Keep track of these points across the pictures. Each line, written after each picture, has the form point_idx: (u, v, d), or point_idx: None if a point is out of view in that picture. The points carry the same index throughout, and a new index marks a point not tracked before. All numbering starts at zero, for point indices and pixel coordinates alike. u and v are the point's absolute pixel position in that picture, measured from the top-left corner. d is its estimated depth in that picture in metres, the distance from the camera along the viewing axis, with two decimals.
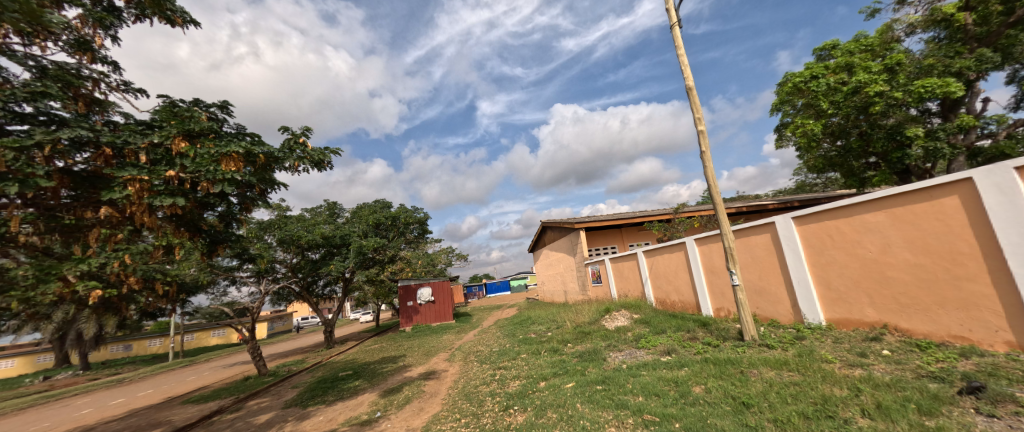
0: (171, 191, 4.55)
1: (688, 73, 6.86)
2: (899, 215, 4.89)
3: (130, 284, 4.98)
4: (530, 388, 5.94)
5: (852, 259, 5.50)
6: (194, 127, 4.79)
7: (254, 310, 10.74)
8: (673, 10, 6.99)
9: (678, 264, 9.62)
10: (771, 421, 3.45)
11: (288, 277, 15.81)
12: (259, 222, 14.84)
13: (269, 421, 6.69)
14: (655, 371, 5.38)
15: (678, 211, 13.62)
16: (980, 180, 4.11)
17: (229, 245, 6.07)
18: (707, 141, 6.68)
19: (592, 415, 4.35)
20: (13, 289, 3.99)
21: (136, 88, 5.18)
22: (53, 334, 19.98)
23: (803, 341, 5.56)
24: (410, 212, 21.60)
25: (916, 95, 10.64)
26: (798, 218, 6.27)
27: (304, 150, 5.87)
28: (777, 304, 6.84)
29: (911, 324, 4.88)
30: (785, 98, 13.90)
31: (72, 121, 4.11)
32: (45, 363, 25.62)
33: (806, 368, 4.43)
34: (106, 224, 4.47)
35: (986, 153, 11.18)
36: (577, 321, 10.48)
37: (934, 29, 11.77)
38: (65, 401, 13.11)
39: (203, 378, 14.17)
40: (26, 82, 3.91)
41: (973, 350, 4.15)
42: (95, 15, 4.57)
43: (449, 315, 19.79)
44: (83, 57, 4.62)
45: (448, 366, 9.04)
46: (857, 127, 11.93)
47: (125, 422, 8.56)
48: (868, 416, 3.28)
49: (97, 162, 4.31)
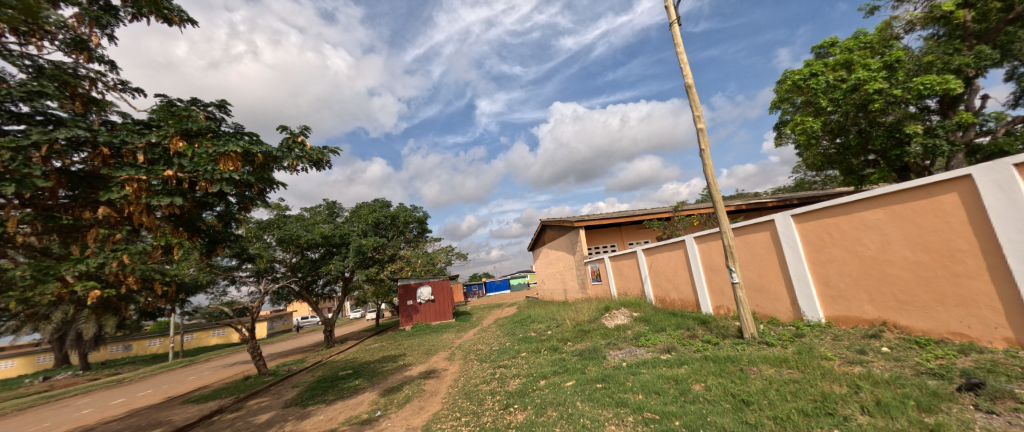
0: (169, 190, 4.53)
1: (688, 71, 6.85)
2: (898, 213, 4.89)
3: (129, 284, 4.99)
4: (530, 386, 5.95)
5: (851, 256, 5.50)
6: (192, 126, 4.77)
7: (254, 309, 10.72)
8: (673, 8, 6.98)
9: (678, 262, 9.62)
10: (771, 418, 3.45)
11: (288, 276, 15.80)
12: (258, 221, 14.82)
13: (269, 421, 6.69)
14: (655, 369, 5.38)
15: (677, 210, 13.62)
16: (979, 177, 4.11)
17: (228, 245, 6.07)
18: (707, 139, 6.67)
19: (593, 413, 4.36)
20: (11, 289, 3.95)
21: (133, 87, 5.15)
22: (52, 334, 19.96)
23: (803, 339, 5.57)
24: (410, 211, 21.58)
25: (916, 92, 10.62)
26: (797, 216, 6.28)
27: (303, 149, 5.85)
28: (777, 301, 6.85)
29: (910, 321, 4.88)
30: (784, 96, 13.91)
31: (69, 121, 4.09)
32: (45, 364, 25.57)
33: (806, 366, 4.43)
34: (104, 224, 4.45)
35: (984, 150, 11.18)
36: (577, 320, 10.49)
37: (933, 26, 11.75)
38: (66, 401, 13.12)
39: (203, 378, 14.19)
40: (22, 82, 3.89)
41: (973, 347, 4.16)
42: (92, 14, 4.54)
43: (449, 314, 19.81)
44: (79, 57, 4.60)
45: (448, 365, 9.06)
46: (856, 125, 11.90)
47: (125, 422, 8.55)
48: (868, 413, 3.29)
49: (94, 162, 4.29)
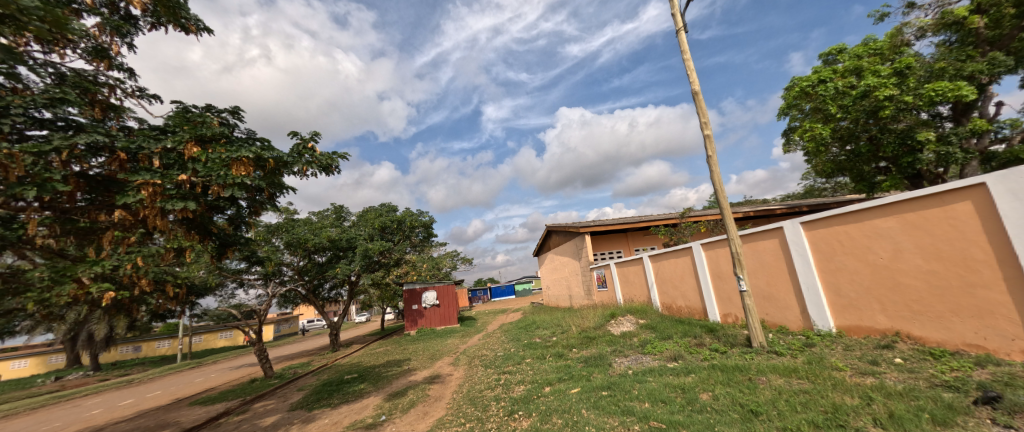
0: (183, 195, 4.64)
1: (694, 78, 6.85)
2: (909, 221, 4.83)
3: (141, 285, 5.11)
4: (535, 393, 5.91)
5: (863, 265, 5.42)
6: (206, 132, 4.89)
7: (262, 312, 10.78)
8: (679, 15, 7.00)
9: (684, 269, 9.58)
10: (781, 429, 3.41)
11: (294, 280, 15.94)
12: (267, 225, 15.01)
13: (275, 423, 6.71)
14: (661, 377, 5.33)
15: (684, 216, 13.62)
16: (993, 185, 4.06)
17: (238, 248, 6.16)
18: (713, 145, 6.66)
19: (598, 421, 4.33)
20: (29, 290, 4.08)
21: (150, 94, 5.28)
22: (64, 334, 20.24)
23: (813, 349, 5.50)
24: (417, 216, 21.66)
25: (927, 98, 10.46)
26: (806, 223, 6.20)
27: (313, 154, 5.94)
28: (786, 310, 6.75)
29: (923, 332, 4.80)
30: (792, 103, 13.84)
31: (88, 126, 4.15)
32: (57, 363, 26.01)
33: (816, 376, 4.37)
34: (119, 227, 4.55)
35: (1000, 158, 10.93)
36: (582, 326, 10.45)
37: (945, 33, 11.64)
38: (75, 402, 13.18)
39: (211, 379, 14.39)
40: (45, 88, 3.99)
41: (989, 359, 4.06)
42: (113, 23, 4.68)
43: (454, 318, 19.75)
44: (100, 65, 4.74)
45: (453, 370, 9.02)
46: (866, 132, 11.74)
47: (133, 423, 8.56)
48: (881, 425, 3.24)
49: (112, 166, 4.37)
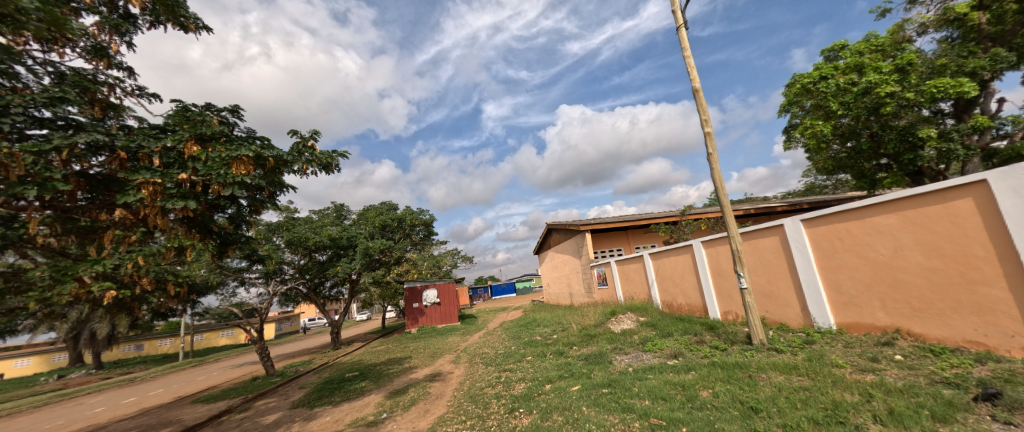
0: (183, 194, 4.64)
1: (694, 75, 6.83)
2: (910, 218, 4.82)
3: (142, 284, 5.12)
4: (536, 390, 5.93)
5: (863, 262, 5.41)
6: (205, 131, 4.90)
7: (263, 311, 10.79)
8: (679, 12, 6.98)
9: (684, 266, 9.59)
10: (781, 426, 3.41)
11: (295, 278, 16.00)
12: (267, 224, 15.04)
13: (278, 421, 6.73)
14: (661, 375, 5.34)
15: (685, 214, 13.63)
16: (995, 182, 4.04)
17: (238, 247, 6.16)
18: (713, 142, 6.65)
19: (599, 418, 4.35)
20: (31, 289, 4.09)
21: (150, 93, 5.28)
22: (67, 333, 20.32)
23: (813, 346, 5.51)
24: (417, 214, 21.66)
25: (928, 95, 10.45)
26: (807, 221, 6.20)
27: (312, 153, 5.94)
28: (787, 308, 6.76)
29: (924, 328, 4.80)
30: (792, 100, 13.80)
31: (88, 125, 4.15)
32: (59, 362, 26.13)
33: (816, 373, 4.37)
34: (120, 226, 4.55)
35: (1001, 155, 10.92)
36: (583, 324, 10.47)
37: (946, 29, 11.61)
38: (77, 400, 13.22)
39: (213, 377, 14.43)
40: (45, 88, 3.99)
41: (989, 356, 4.06)
42: (112, 22, 4.67)
43: (454, 316, 19.82)
44: (99, 63, 4.73)
45: (453, 368, 9.05)
46: (868, 129, 11.71)
47: (135, 421, 8.58)
48: (880, 422, 3.24)
49: (112, 165, 4.38)
